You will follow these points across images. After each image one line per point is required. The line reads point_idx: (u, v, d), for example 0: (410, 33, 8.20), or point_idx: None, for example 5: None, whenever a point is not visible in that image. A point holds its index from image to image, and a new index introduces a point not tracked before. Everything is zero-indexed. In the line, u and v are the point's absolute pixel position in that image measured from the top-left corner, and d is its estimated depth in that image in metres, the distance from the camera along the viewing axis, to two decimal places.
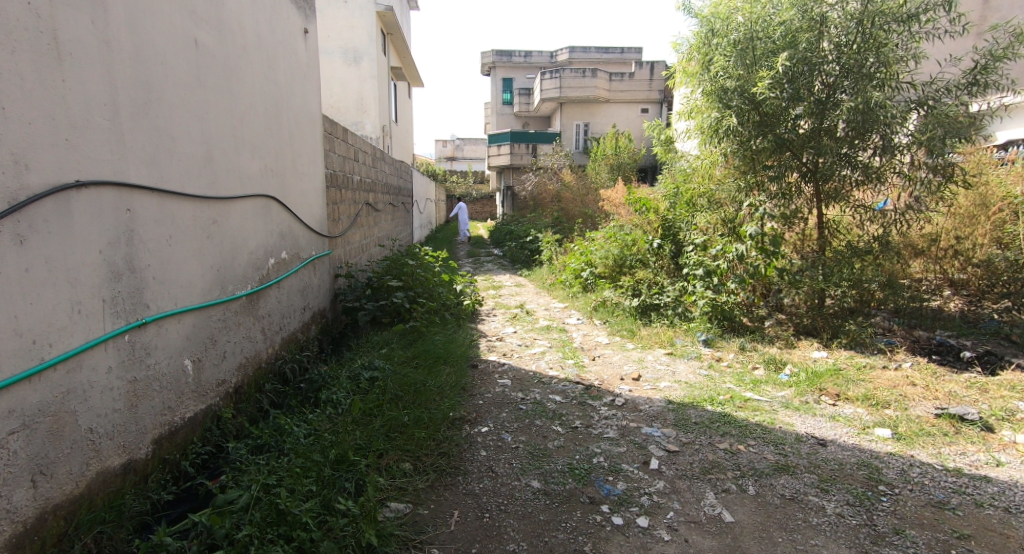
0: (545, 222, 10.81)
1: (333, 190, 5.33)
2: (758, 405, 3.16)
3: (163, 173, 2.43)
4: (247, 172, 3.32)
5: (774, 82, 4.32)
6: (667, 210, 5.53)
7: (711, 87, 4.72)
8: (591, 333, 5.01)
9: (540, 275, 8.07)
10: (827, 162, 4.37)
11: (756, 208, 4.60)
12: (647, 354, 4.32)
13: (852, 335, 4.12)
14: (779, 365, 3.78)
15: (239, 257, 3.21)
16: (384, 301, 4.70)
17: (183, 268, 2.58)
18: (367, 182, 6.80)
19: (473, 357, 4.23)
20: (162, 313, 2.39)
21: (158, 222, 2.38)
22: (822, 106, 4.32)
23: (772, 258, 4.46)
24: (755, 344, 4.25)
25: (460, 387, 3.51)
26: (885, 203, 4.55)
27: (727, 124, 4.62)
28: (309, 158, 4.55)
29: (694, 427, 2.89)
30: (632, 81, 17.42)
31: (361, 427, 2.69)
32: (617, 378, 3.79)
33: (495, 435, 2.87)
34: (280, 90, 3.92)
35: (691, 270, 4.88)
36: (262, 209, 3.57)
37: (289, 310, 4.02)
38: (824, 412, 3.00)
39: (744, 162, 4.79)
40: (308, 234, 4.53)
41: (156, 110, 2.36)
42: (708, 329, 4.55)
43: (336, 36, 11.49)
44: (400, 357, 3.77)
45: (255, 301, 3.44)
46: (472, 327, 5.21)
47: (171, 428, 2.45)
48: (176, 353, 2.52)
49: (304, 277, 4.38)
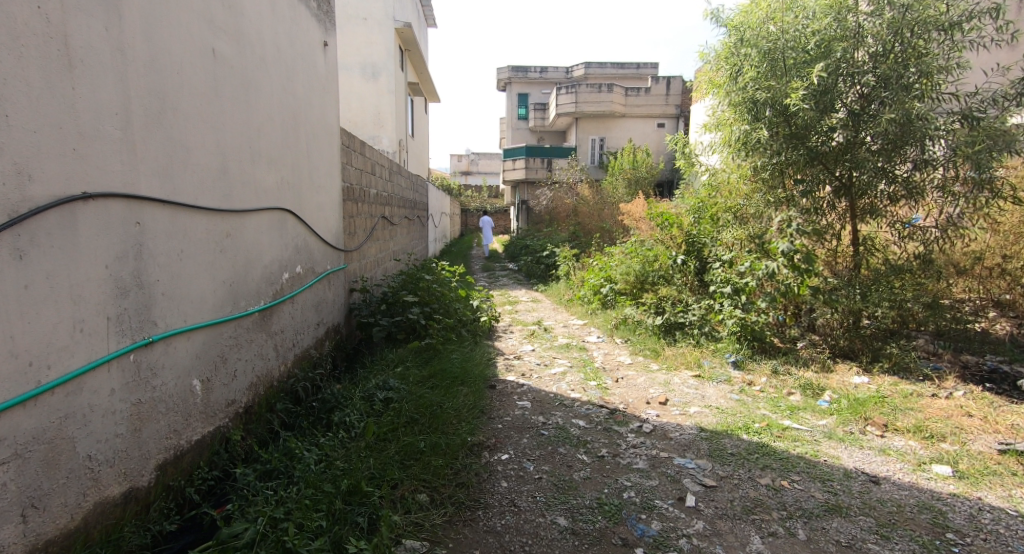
0: (561, 237, 10.65)
1: (349, 203, 5.24)
2: (798, 435, 2.97)
3: (177, 185, 2.32)
4: (263, 184, 3.22)
5: (808, 93, 4.15)
6: (691, 226, 5.37)
7: (739, 98, 4.57)
8: (613, 352, 4.82)
9: (557, 291, 7.89)
10: (862, 177, 4.24)
11: (788, 223, 4.36)
12: (673, 376, 4.11)
13: (895, 359, 3.90)
14: (818, 391, 3.57)
15: (252, 271, 3.09)
16: (400, 317, 4.57)
17: (194, 284, 2.45)
18: (383, 195, 6.71)
19: (491, 377, 4.06)
20: (171, 331, 2.26)
21: (169, 236, 2.26)
22: (858, 119, 4.13)
23: (806, 276, 4.21)
24: (789, 367, 4.04)
25: (479, 409, 3.34)
26: (916, 218, 4.33)
27: (758, 137, 4.47)
28: (326, 171, 4.46)
29: (731, 458, 2.69)
30: (649, 97, 17.31)
31: (375, 454, 2.53)
32: (643, 402, 3.59)
33: (516, 463, 2.69)
34: (298, 102, 3.83)
35: (719, 287, 4.69)
36: (277, 222, 3.46)
37: (302, 325, 3.89)
38: (873, 445, 2.80)
39: (776, 176, 4.62)
40: (324, 248, 4.42)
41: (171, 120, 2.26)
42: (737, 350, 4.33)
43: (355, 51, 11.55)
44: (415, 377, 3.62)
45: (268, 317, 3.31)
46: (490, 345, 5.04)
47: (177, 452, 2.31)
48: (184, 373, 2.39)
49: (319, 292, 4.26)
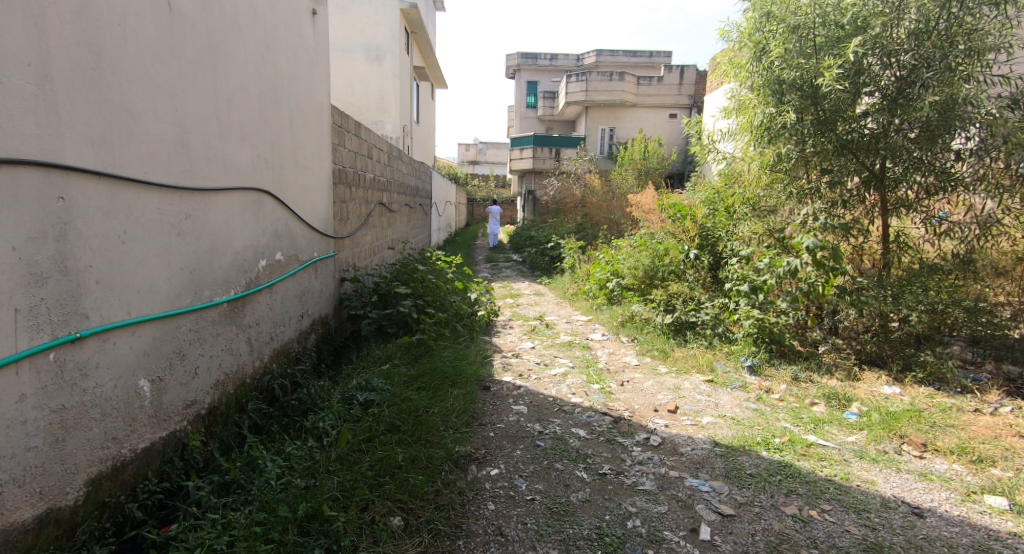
0: (567, 228, 10.29)
1: (342, 187, 4.91)
2: (825, 453, 2.65)
3: (120, 155, 2.01)
4: (235, 161, 2.91)
5: (842, 72, 3.82)
6: (706, 217, 5.05)
7: (764, 78, 4.22)
8: (619, 352, 4.49)
9: (561, 284, 7.55)
10: (897, 168, 3.89)
11: (816, 217, 4.07)
12: (683, 381, 3.78)
13: (929, 368, 3.55)
14: (845, 402, 3.24)
15: (220, 258, 2.79)
16: (391, 309, 4.25)
17: (142, 271, 2.15)
18: (381, 180, 6.39)
19: (486, 377, 3.74)
20: (109, 324, 1.96)
21: (107, 215, 1.96)
22: (896, 104, 3.77)
23: (831, 275, 3.88)
24: (811, 374, 3.71)
25: (469, 415, 3.03)
26: (942, 214, 3.95)
27: (784, 122, 4.10)
28: (314, 150, 4.14)
29: (750, 481, 2.37)
30: (661, 86, 16.80)
31: (346, 469, 2.23)
32: (650, 409, 3.28)
33: (506, 480, 2.38)
34: (280, 73, 3.51)
35: (735, 285, 4.33)
36: (253, 204, 3.15)
37: (283, 317, 3.59)
38: (911, 468, 2.48)
39: (802, 164, 4.24)
40: (310, 234, 4.11)
41: (110, 80, 1.95)
42: (754, 353, 4.00)
43: (359, 33, 11.21)
44: (402, 377, 3.31)
45: (240, 308, 3.01)
46: (487, 341, 4.73)
47: (116, 463, 2.02)
48: (127, 372, 2.08)
49: (303, 281, 3.96)
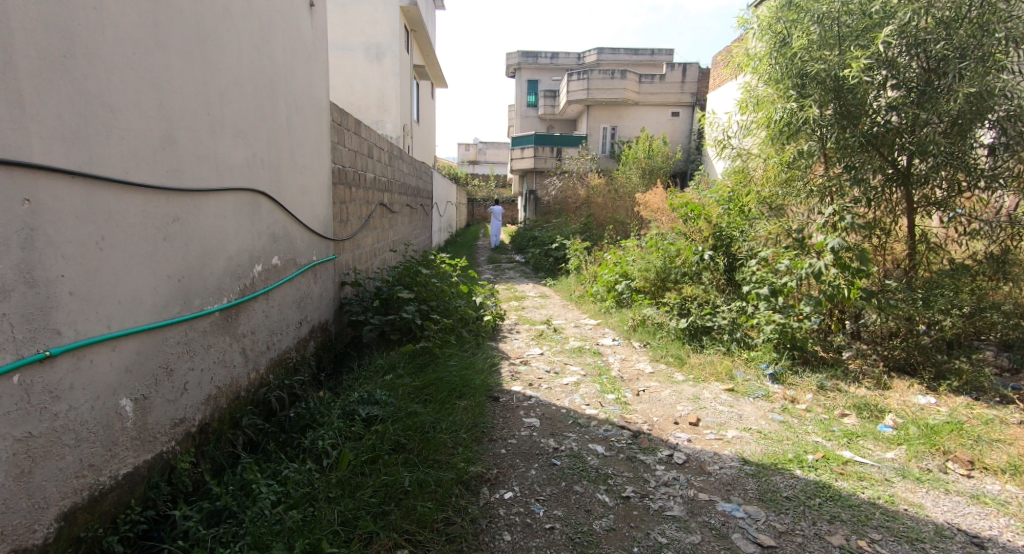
0: (571, 228, 10.08)
1: (341, 187, 4.72)
2: (865, 472, 2.46)
3: (97, 154, 1.81)
4: (227, 160, 2.71)
5: (870, 63, 3.64)
6: (721, 217, 4.88)
7: (786, 70, 4.04)
8: (632, 359, 4.31)
9: (567, 286, 7.36)
10: (922, 165, 3.70)
11: (841, 215, 3.84)
12: (702, 390, 3.59)
13: (965, 377, 3.39)
14: (877, 414, 3.05)
15: (212, 264, 2.59)
16: (393, 315, 4.05)
17: (124, 280, 1.96)
18: (381, 180, 6.19)
19: (494, 387, 3.56)
20: (85, 339, 1.77)
21: (83, 218, 1.76)
22: (924, 97, 3.59)
23: (857, 278, 3.70)
24: (838, 383, 3.53)
25: (479, 429, 2.84)
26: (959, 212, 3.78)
27: (807, 117, 3.91)
28: (312, 149, 3.94)
29: (788, 505, 2.19)
30: (663, 84, 16.57)
31: (349, 497, 2.04)
32: (670, 422, 3.09)
33: (522, 504, 2.20)
34: (277, 68, 3.31)
35: (753, 288, 4.13)
36: (248, 206, 2.95)
37: (280, 325, 3.39)
38: (961, 489, 2.32)
39: (822, 161, 4.08)
40: (309, 237, 3.91)
41: (86, 70, 1.76)
42: (776, 360, 3.81)
43: (358, 31, 11.01)
44: (406, 388, 3.12)
45: (233, 317, 2.81)
46: (494, 348, 4.54)
47: (94, 493, 1.83)
48: (108, 392, 1.89)
49: (301, 286, 3.76)
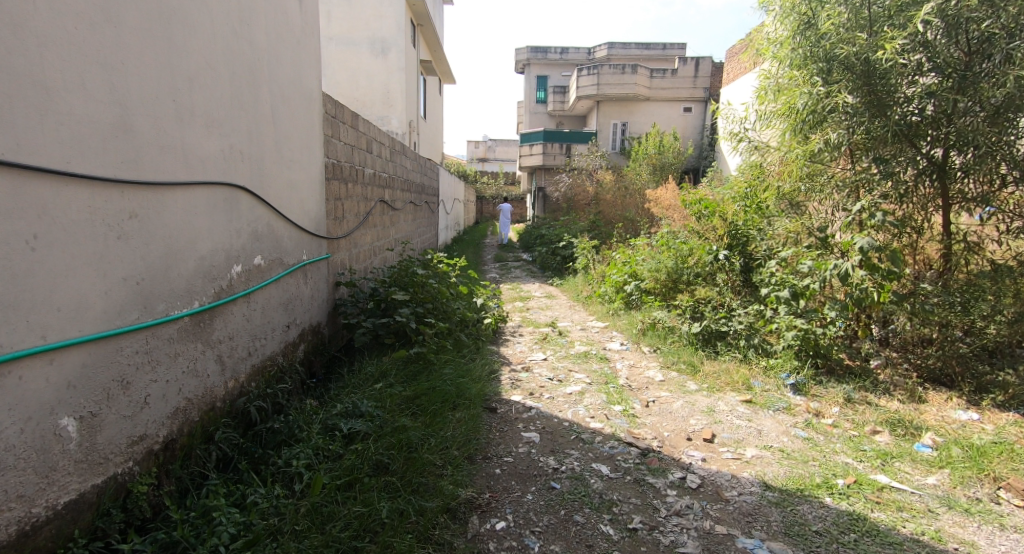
0: (579, 226, 9.80)
1: (336, 182, 4.48)
2: (905, 502, 2.20)
3: (28, 140, 1.62)
4: (201, 152, 2.47)
5: (907, 44, 3.39)
6: (736, 214, 4.56)
7: (811, 53, 3.78)
8: (641, 365, 4.04)
9: (574, 286, 7.10)
10: (957, 157, 3.48)
11: (871, 212, 3.58)
12: (717, 401, 3.32)
13: (1012, 391, 3.14)
14: (914, 432, 2.80)
15: (181, 265, 2.34)
16: (388, 318, 3.81)
17: (65, 285, 1.74)
18: (381, 176, 5.95)
19: (492, 397, 3.31)
20: (10, 353, 1.56)
21: (7, 214, 1.56)
22: (966, 82, 3.29)
23: (887, 281, 3.44)
24: (867, 395, 3.28)
25: (472, 446, 2.59)
26: (984, 213, 3.55)
27: (837, 103, 3.64)
28: (301, 141, 3.70)
29: (818, 543, 1.92)
30: (675, 78, 16.23)
31: (316, 532, 1.82)
32: (682, 437, 2.83)
33: (514, 537, 1.97)
34: (259, 53, 3.07)
35: (773, 290, 3.86)
36: (224, 201, 2.70)
37: (263, 329, 3.15)
38: (1017, 524, 2.05)
39: (847, 154, 3.83)
40: (298, 235, 3.68)
41: (11, 45, 1.56)
42: (797, 370, 3.55)
43: (364, 26, 10.80)
44: (395, 399, 2.87)
45: (208, 322, 2.56)
46: (494, 353, 4.29)
47: (24, 526, 1.62)
48: (43, 411, 1.67)
49: (288, 287, 3.52)
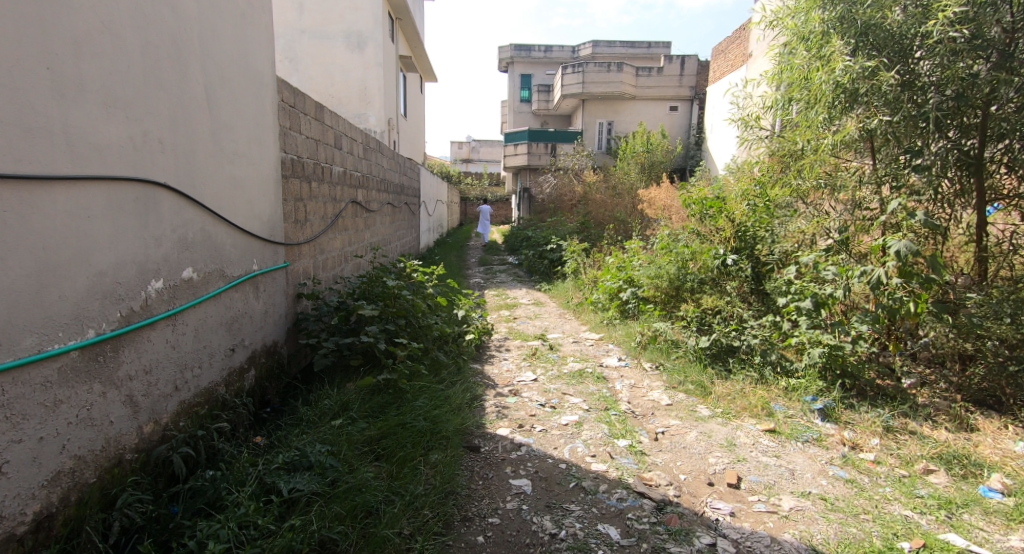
0: (567, 227, 9.32)
1: (296, 181, 3.94)
2: None
3: None
4: (98, 139, 1.95)
5: (959, 16, 2.93)
6: (744, 214, 4.13)
7: (838, 28, 3.31)
8: (643, 386, 3.56)
9: (564, 292, 6.62)
10: (988, 148, 3.10)
11: (910, 212, 3.09)
12: (736, 429, 2.87)
13: None
14: (978, 473, 2.37)
15: (65, 284, 1.82)
16: (353, 337, 3.28)
17: None
18: (353, 175, 5.41)
19: (475, 432, 2.81)
20: None
21: None
22: (1011, 61, 2.88)
23: (926, 290, 2.98)
24: (907, 421, 2.85)
25: (449, 505, 2.10)
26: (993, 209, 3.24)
27: (879, 83, 3.11)
28: (248, 131, 3.16)
29: None
30: (660, 77, 15.90)
31: None
32: (704, 481, 2.36)
33: None
34: (188, 22, 2.54)
35: (793, 300, 3.40)
36: (137, 202, 2.17)
37: (198, 356, 2.62)
38: None
39: (870, 145, 3.37)
40: (245, 242, 3.13)
41: None
42: (823, 392, 3.11)
43: (338, 18, 10.23)
44: (355, 444, 2.35)
45: (111, 355, 2.02)
46: (478, 373, 3.77)
47: None
48: None
49: (233, 303, 2.99)
